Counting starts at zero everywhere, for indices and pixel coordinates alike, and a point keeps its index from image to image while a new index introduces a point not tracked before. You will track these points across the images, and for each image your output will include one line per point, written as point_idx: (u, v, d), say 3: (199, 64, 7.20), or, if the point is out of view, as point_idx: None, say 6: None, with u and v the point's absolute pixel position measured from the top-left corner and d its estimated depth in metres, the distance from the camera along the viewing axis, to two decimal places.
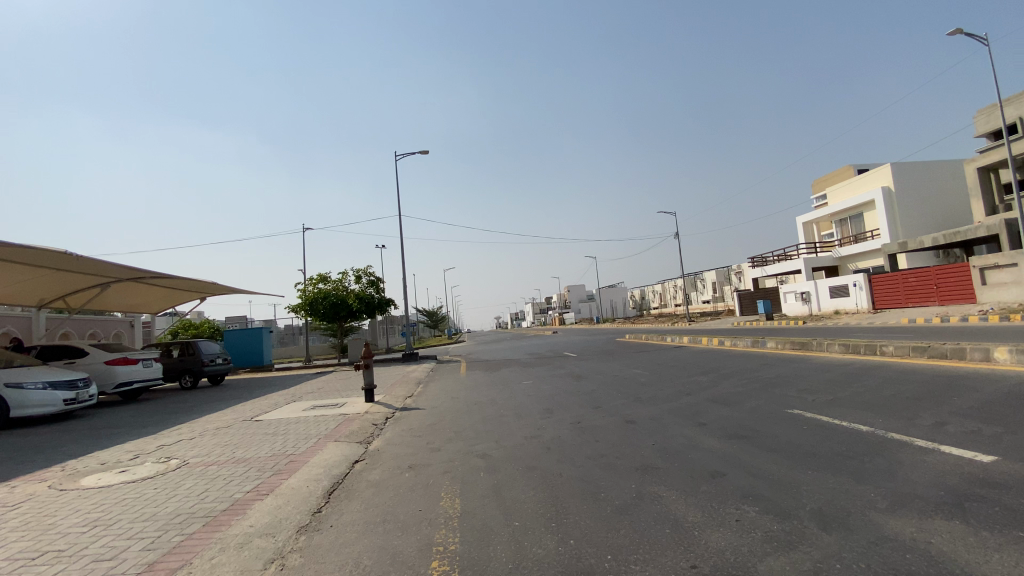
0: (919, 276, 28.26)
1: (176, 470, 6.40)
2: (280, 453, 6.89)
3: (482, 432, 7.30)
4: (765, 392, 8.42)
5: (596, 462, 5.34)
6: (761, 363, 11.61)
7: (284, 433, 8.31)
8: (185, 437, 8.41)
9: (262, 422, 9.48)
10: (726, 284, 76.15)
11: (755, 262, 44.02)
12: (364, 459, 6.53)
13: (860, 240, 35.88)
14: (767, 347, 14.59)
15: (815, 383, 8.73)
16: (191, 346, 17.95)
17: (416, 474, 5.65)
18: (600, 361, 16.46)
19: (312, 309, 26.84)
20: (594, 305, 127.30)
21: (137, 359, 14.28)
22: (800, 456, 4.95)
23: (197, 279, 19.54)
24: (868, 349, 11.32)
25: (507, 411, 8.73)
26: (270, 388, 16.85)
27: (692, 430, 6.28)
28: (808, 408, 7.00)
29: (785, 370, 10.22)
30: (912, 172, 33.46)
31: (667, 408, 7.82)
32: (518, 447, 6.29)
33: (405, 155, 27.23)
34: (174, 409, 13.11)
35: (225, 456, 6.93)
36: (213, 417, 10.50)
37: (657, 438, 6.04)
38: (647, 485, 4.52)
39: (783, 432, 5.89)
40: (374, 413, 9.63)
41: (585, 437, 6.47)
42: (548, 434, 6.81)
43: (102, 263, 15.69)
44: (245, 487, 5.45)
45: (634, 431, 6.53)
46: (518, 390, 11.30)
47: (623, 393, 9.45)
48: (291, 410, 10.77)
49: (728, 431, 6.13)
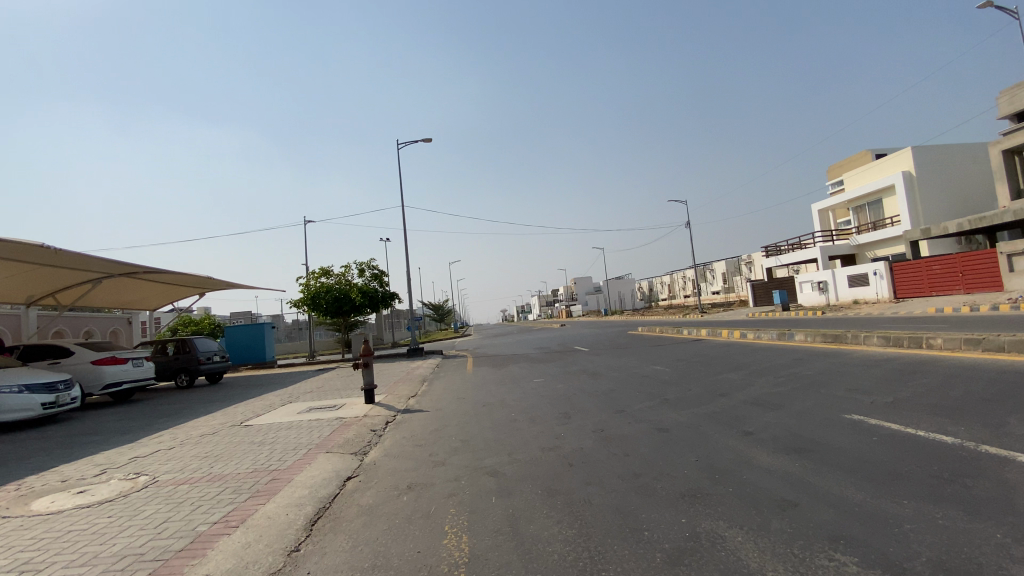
0: (942, 263, 27.12)
1: (141, 490, 5.53)
2: (262, 468, 6.01)
3: (492, 443, 6.40)
4: (811, 392, 7.46)
5: (631, 484, 4.47)
6: (796, 358, 10.64)
7: (273, 441, 7.46)
8: (162, 448, 7.54)
9: (251, 428, 8.62)
10: (737, 276, 75.03)
11: (769, 251, 42.91)
12: (357, 476, 5.67)
13: (879, 226, 34.62)
14: (795, 340, 13.62)
15: (867, 381, 7.75)
16: (187, 344, 17.15)
17: (415, 498, 4.77)
18: (615, 356, 15.58)
19: (314, 304, 26.06)
20: (602, 298, 126.02)
21: (126, 359, 13.49)
22: (882, 477, 4.07)
23: (192, 275, 18.76)
24: (913, 342, 10.34)
25: (521, 416, 7.79)
26: (269, 386, 16.12)
27: (738, 441, 5.41)
28: (869, 411, 6.08)
29: (827, 366, 9.27)
30: (933, 155, 32.14)
31: (701, 412, 6.90)
32: (536, 462, 5.40)
33: (409, 143, 26.42)
34: (164, 411, 12.31)
35: (199, 472, 6.06)
36: (200, 422, 9.64)
37: (699, 451, 5.19)
38: (700, 521, 3.65)
39: (850, 444, 5.00)
40: (373, 417, 8.72)
41: (612, 449, 5.59)
42: (570, 446, 5.91)
43: (91, 259, 14.95)
44: (212, 517, 4.57)
45: (668, 442, 5.66)
46: (531, 389, 10.39)
47: (649, 395, 8.49)
48: (284, 413, 9.93)
49: (784, 443, 5.22)
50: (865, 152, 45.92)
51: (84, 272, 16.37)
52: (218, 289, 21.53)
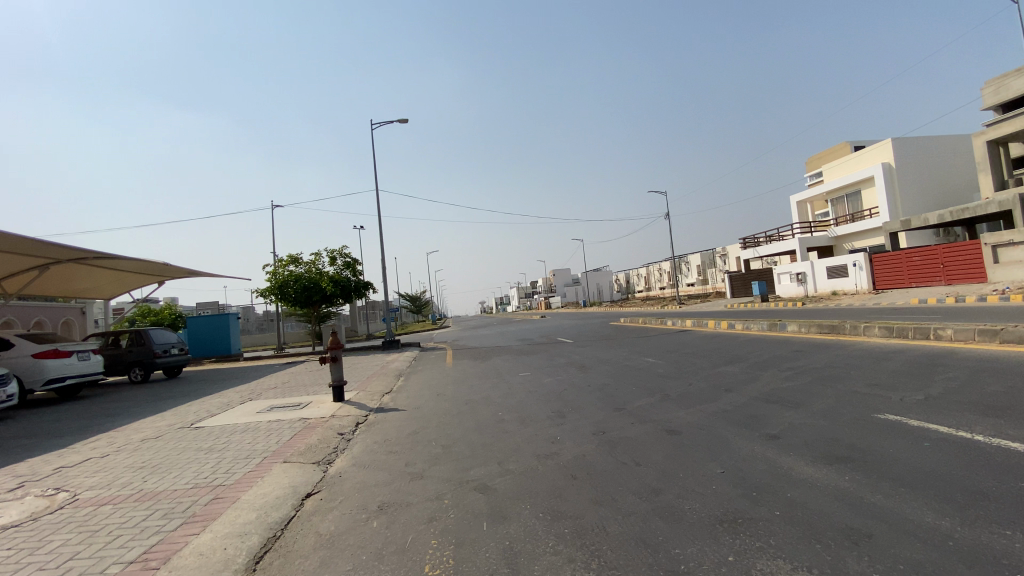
0: (924, 254, 27.14)
1: (55, 511, 4.51)
2: (205, 484, 5.01)
3: (479, 449, 5.56)
4: (827, 387, 6.78)
5: (652, 505, 3.65)
6: (798, 350, 9.99)
7: (224, 448, 6.46)
8: (93, 456, 6.45)
9: (202, 431, 7.58)
10: (712, 268, 75.50)
11: (748, 242, 42.82)
12: (318, 494, 4.77)
13: (857, 218, 34.67)
14: (789, 330, 13.05)
15: (887, 375, 7.10)
16: (142, 335, 15.82)
17: (387, 525, 3.89)
18: (601, 347, 14.89)
19: (282, 293, 24.75)
20: (579, 289, 125.95)
21: (70, 352, 12.19)
22: (964, 499, 3.36)
23: (148, 261, 17.37)
24: (919, 333, 9.79)
25: (507, 416, 6.94)
26: (231, 381, 14.97)
27: (768, 447, 4.64)
28: (906, 411, 5.42)
29: (835, 359, 8.61)
30: (913, 147, 32.20)
31: (712, 411, 6.17)
32: (533, 474, 4.56)
33: (380, 124, 23.87)
34: (112, 408, 11.15)
35: (128, 488, 5.03)
36: (146, 423, 8.53)
37: (723, 459, 4.42)
38: (754, 560, 2.86)
39: (899, 454, 4.29)
40: (341, 418, 7.76)
41: (620, 457, 4.76)
42: (569, 453, 5.09)
43: (34, 245, 13.53)
44: (132, 553, 3.59)
45: (684, 447, 4.88)
46: (516, 384, 9.57)
47: (648, 390, 7.76)
48: (243, 413, 8.91)
49: (822, 451, 4.48)
50: (843, 145, 46.05)
51: (26, 257, 14.87)
52: (179, 278, 20.12)
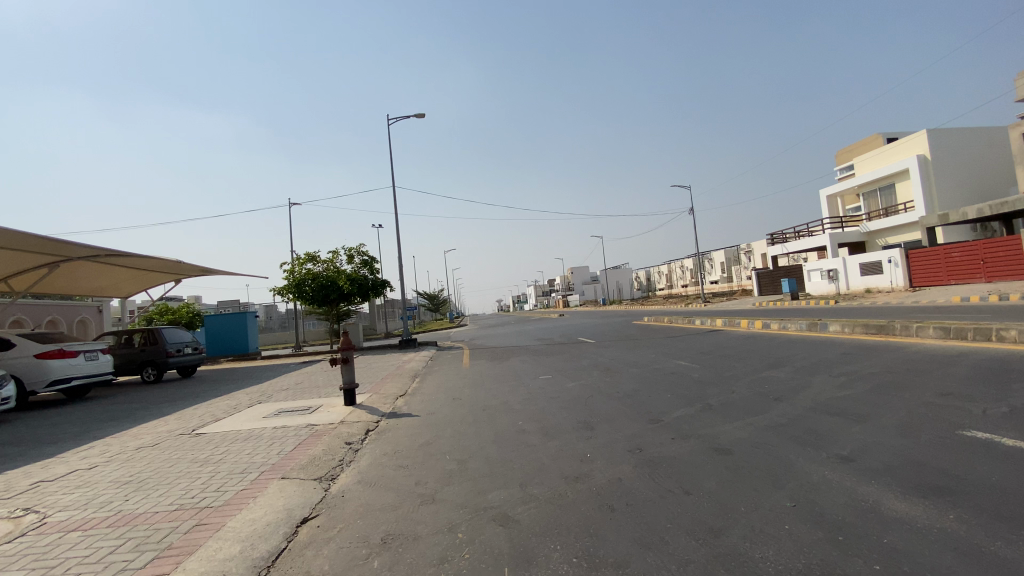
0: (963, 249, 25.69)
1: (16, 538, 4.00)
2: (188, 507, 4.46)
3: (499, 466, 4.92)
4: (891, 396, 5.97)
5: (711, 552, 2.98)
6: (844, 353, 9.09)
7: (219, 460, 5.93)
8: (80, 468, 5.98)
9: (200, 439, 7.09)
10: (735, 266, 73.83)
11: (776, 238, 41.38)
12: (316, 519, 4.18)
13: (891, 212, 33.14)
14: (830, 331, 12.09)
15: (958, 383, 6.21)
16: (154, 334, 15.54)
17: (391, 566, 3.26)
18: (626, 348, 14.10)
19: (299, 291, 24.42)
20: (599, 287, 124.44)
21: (76, 352, 11.90)
22: None
23: (161, 259, 17.11)
24: (980, 335, 8.78)
25: (529, 427, 6.28)
26: (242, 381, 14.57)
27: (842, 473, 3.90)
28: (997, 427, 4.59)
29: (890, 363, 7.72)
30: (950, 138, 30.61)
31: (763, 425, 5.43)
32: (563, 502, 3.89)
33: (396, 119, 23.31)
34: (118, 410, 10.80)
35: (104, 510, 4.51)
36: (145, 429, 8.09)
37: (793, 489, 3.71)
38: None
39: (1008, 483, 3.50)
40: (349, 425, 7.19)
41: (664, 484, 4.08)
42: (603, 475, 4.42)
43: (43, 242, 13.25)
44: None
45: (739, 471, 4.17)
46: (537, 389, 8.90)
47: (683, 399, 7.03)
48: (248, 417, 8.41)
49: (909, 478, 3.72)
50: (876, 137, 44.24)
51: (38, 255, 14.68)
52: (194, 275, 19.87)
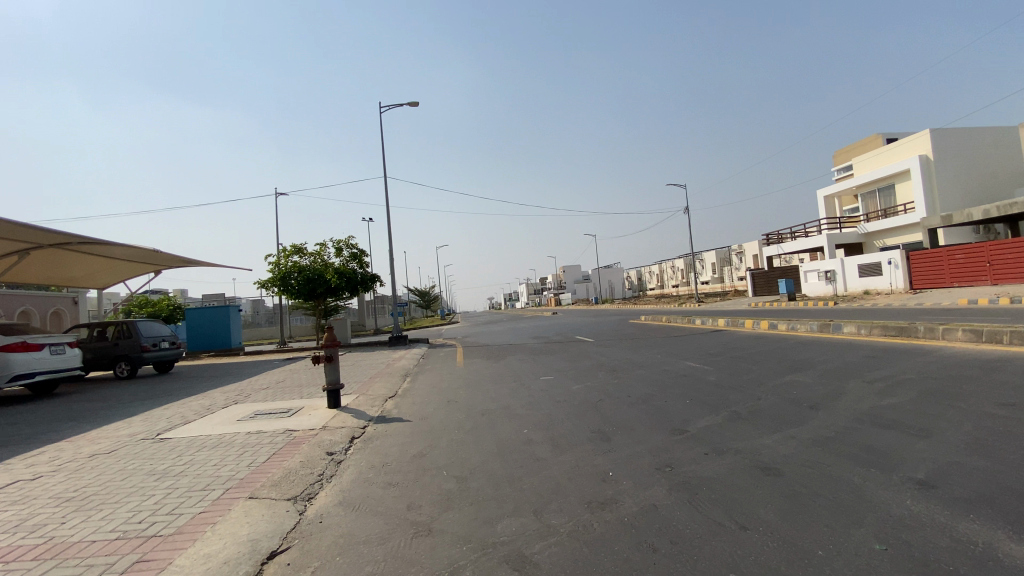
0: (967, 251, 25.34)
1: None
2: (137, 535, 3.68)
3: (507, 486, 4.19)
4: (945, 406, 5.31)
5: None
6: (870, 356, 8.48)
7: (183, 471, 5.15)
8: (21, 478, 5.15)
9: (165, 445, 6.29)
10: (727, 267, 73.60)
11: (772, 240, 40.86)
12: (286, 554, 3.41)
13: (890, 213, 32.77)
14: (846, 332, 11.51)
15: (1013, 391, 5.59)
16: (128, 327, 14.62)
17: None
18: (629, 347, 13.44)
19: (284, 284, 23.49)
20: (591, 286, 124.19)
21: (41, 345, 10.98)
22: None
23: (139, 249, 16.16)
24: (1016, 338, 8.22)
25: (536, 436, 5.57)
26: (222, 378, 13.69)
27: (929, 506, 3.20)
28: None
29: (927, 368, 7.11)
30: (952, 139, 30.27)
31: (807, 438, 4.74)
32: (590, 539, 3.17)
33: (388, 105, 22.23)
34: (83, 409, 9.88)
35: (35, 536, 3.71)
36: (107, 432, 7.25)
37: (876, 526, 3.01)
38: None
39: None
40: (334, 431, 6.43)
41: (711, 514, 3.38)
42: (634, 501, 3.68)
43: (8, 228, 12.25)
44: None
45: (803, 500, 3.45)
46: (540, 392, 8.17)
47: (706, 405, 6.34)
48: (221, 420, 7.60)
49: (1017, 513, 3.03)
50: (874, 138, 43.91)
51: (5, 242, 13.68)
52: (176, 266, 18.91)
